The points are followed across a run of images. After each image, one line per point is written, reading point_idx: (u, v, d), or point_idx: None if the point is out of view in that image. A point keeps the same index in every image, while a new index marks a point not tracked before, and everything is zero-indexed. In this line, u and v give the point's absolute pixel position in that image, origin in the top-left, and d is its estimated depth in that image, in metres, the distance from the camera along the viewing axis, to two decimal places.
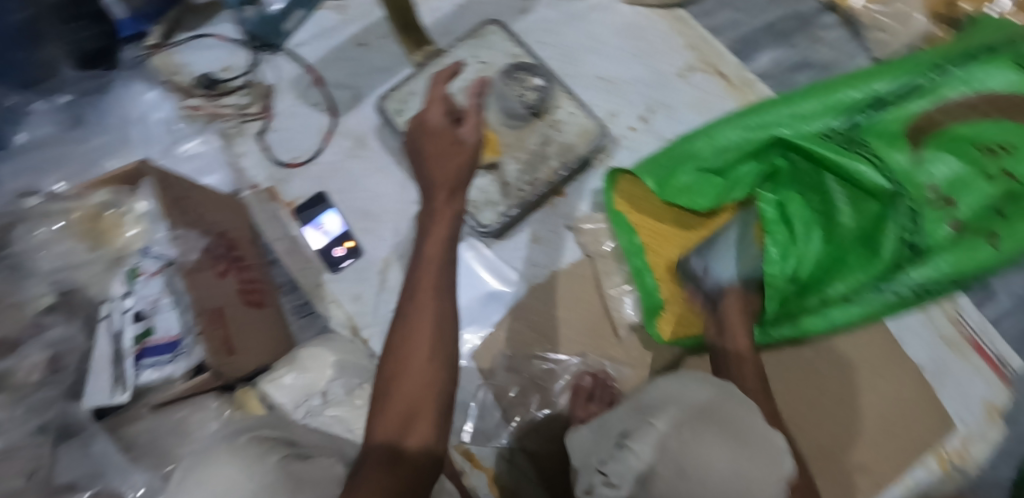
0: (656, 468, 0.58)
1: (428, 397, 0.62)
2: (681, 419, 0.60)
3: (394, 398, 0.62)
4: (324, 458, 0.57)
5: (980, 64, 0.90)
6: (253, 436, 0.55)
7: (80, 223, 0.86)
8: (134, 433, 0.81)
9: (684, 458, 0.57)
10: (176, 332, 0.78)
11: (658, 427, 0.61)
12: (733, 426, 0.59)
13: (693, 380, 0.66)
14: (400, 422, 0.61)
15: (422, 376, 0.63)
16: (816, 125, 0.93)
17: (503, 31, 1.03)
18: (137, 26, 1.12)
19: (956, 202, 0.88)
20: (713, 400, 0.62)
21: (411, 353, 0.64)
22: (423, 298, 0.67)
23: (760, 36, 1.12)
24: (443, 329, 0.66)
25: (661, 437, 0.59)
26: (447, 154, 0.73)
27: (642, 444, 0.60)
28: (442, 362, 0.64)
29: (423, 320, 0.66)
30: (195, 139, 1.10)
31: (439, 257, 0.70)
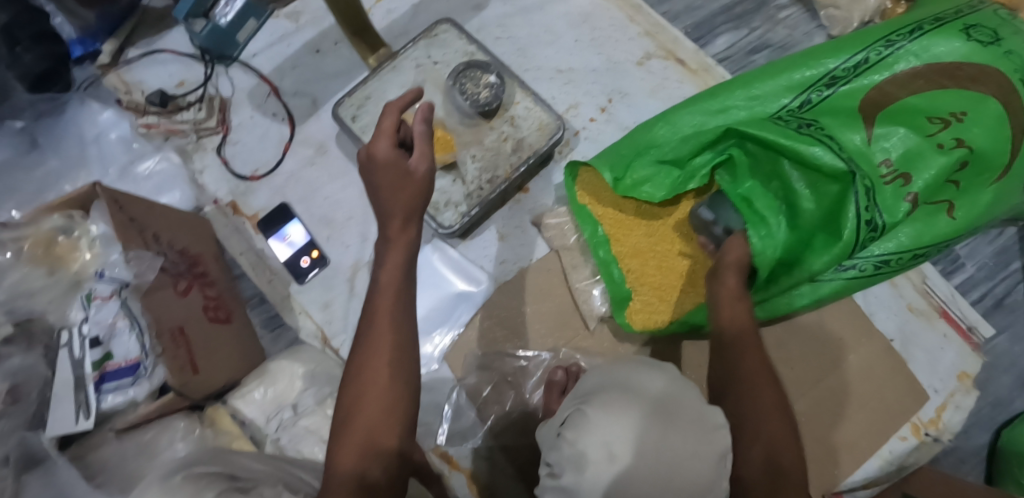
0: (587, 455, 0.59)
1: (391, 417, 0.64)
2: (611, 405, 0.61)
3: (353, 426, 0.64)
4: (266, 487, 0.57)
5: (928, 35, 0.90)
6: (187, 475, 0.55)
7: (33, 251, 0.85)
8: (101, 460, 0.81)
9: (613, 442, 0.59)
10: (135, 355, 0.78)
11: (592, 414, 0.61)
12: (668, 409, 0.61)
13: (631, 365, 0.67)
14: (360, 450, 0.63)
15: (381, 402, 0.64)
16: (771, 105, 0.95)
17: (456, 28, 1.02)
18: (88, 46, 1.11)
19: (913, 178, 0.86)
20: (647, 385, 0.63)
21: (371, 375, 0.65)
22: (379, 313, 0.67)
23: (716, 20, 1.12)
24: (401, 347, 0.66)
25: (590, 422, 0.60)
26: (398, 184, 0.69)
27: (575, 432, 0.61)
28: (402, 384, 0.65)
29: (382, 338, 0.66)
30: (153, 158, 1.06)
31: (400, 263, 0.68)
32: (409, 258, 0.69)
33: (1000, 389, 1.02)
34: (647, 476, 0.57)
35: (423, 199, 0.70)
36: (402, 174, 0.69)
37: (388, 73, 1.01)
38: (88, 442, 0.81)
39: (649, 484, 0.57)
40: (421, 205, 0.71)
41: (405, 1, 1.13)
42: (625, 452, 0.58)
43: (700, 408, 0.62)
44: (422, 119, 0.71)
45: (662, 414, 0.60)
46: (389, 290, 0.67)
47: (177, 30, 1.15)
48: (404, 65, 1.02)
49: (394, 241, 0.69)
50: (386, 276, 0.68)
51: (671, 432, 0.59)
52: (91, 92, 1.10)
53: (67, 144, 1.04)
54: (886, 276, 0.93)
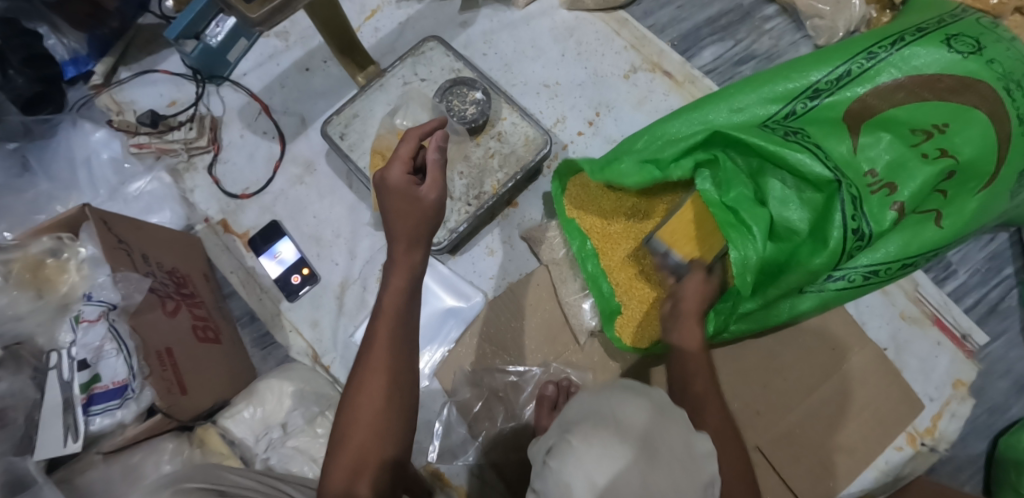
0: (572, 487, 0.56)
1: (383, 435, 0.65)
2: (597, 435, 0.58)
3: (347, 449, 0.64)
4: None
5: (909, 46, 0.91)
6: (178, 489, 0.54)
7: (21, 274, 0.85)
8: (88, 484, 0.80)
9: (596, 475, 0.56)
10: (123, 376, 0.78)
11: (578, 446, 0.58)
12: (653, 444, 0.57)
13: (618, 389, 0.63)
14: (350, 473, 0.62)
15: (374, 423, 0.65)
16: (755, 117, 0.95)
17: (442, 46, 1.03)
18: (80, 67, 1.12)
19: (899, 187, 0.86)
20: (634, 415, 0.60)
21: (366, 394, 0.65)
22: (377, 335, 0.68)
23: (701, 32, 1.13)
24: (396, 369, 0.67)
25: (575, 456, 0.57)
26: (407, 212, 0.70)
27: (560, 461, 0.58)
28: (395, 406, 0.66)
29: (377, 359, 0.66)
30: (144, 178, 1.07)
31: (403, 288, 0.69)
32: (411, 285, 0.70)
33: (995, 396, 1.01)
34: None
35: (429, 227, 0.71)
36: (409, 205, 0.70)
37: (374, 92, 1.02)
38: (75, 466, 0.80)
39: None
40: (426, 233, 0.71)
41: (393, 19, 1.14)
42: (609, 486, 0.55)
43: (682, 440, 0.59)
44: (435, 147, 0.71)
45: (647, 451, 0.57)
46: (386, 315, 0.69)
47: (169, 49, 1.16)
48: (391, 83, 1.02)
49: (396, 266, 0.70)
50: (386, 298, 0.69)
51: (655, 468, 0.56)
52: (83, 112, 1.11)
53: (57, 165, 1.05)
54: (874, 287, 0.93)
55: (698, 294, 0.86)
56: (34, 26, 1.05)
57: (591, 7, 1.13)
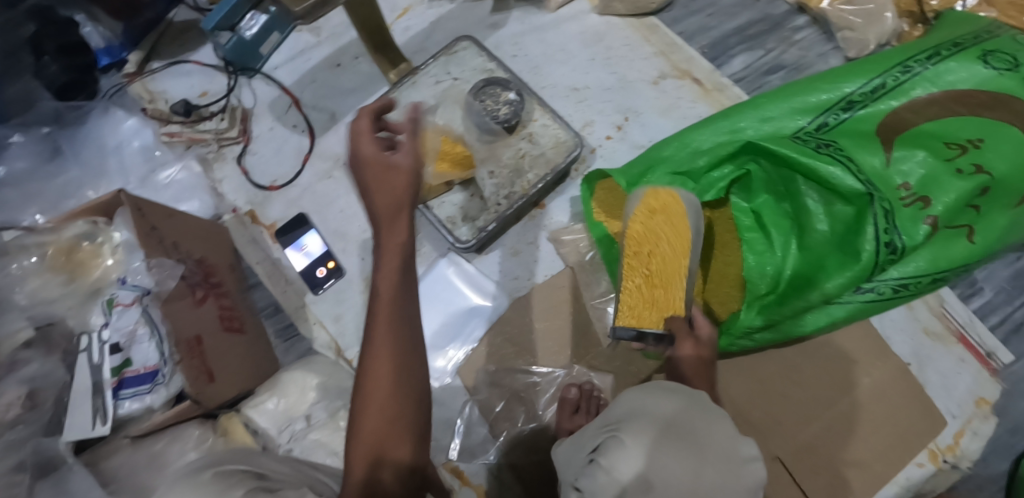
0: (625, 484, 0.55)
1: (396, 421, 0.63)
2: (644, 433, 0.57)
3: (361, 439, 0.62)
4: (292, 489, 0.57)
5: (943, 61, 0.91)
6: (218, 471, 0.56)
7: (54, 258, 0.86)
8: (112, 468, 0.81)
9: (650, 471, 0.54)
10: (154, 362, 0.79)
11: (628, 443, 0.57)
12: (700, 442, 0.56)
13: (657, 390, 0.63)
14: (369, 462, 0.61)
15: (386, 409, 0.63)
16: (786, 127, 0.96)
17: (475, 46, 1.03)
18: (114, 55, 1.14)
19: (932, 201, 0.86)
20: (678, 413, 0.59)
21: (374, 382, 0.63)
22: (378, 318, 0.65)
23: (731, 40, 1.12)
24: (401, 355, 0.64)
25: (628, 452, 0.56)
26: (380, 187, 0.67)
27: (611, 459, 0.57)
28: (405, 390, 0.64)
29: (381, 345, 0.64)
30: (175, 166, 1.07)
31: (400, 266, 0.66)
32: (404, 265, 0.66)
33: (1019, 416, 1.01)
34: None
35: (412, 193, 0.68)
36: (386, 171, 0.67)
37: (406, 90, 1.02)
38: (102, 450, 0.81)
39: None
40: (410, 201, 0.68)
41: (424, 18, 1.15)
42: (662, 483, 0.54)
43: (727, 442, 0.58)
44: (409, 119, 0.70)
45: (694, 448, 0.56)
46: (387, 302, 0.65)
47: (202, 41, 1.17)
48: (423, 81, 1.03)
49: (388, 245, 0.66)
50: (383, 279, 0.66)
51: (706, 467, 0.55)
52: (115, 99, 1.12)
53: (88, 151, 1.06)
54: (902, 300, 0.92)
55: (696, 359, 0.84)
56: (71, 13, 1.10)
57: (622, 13, 1.13)
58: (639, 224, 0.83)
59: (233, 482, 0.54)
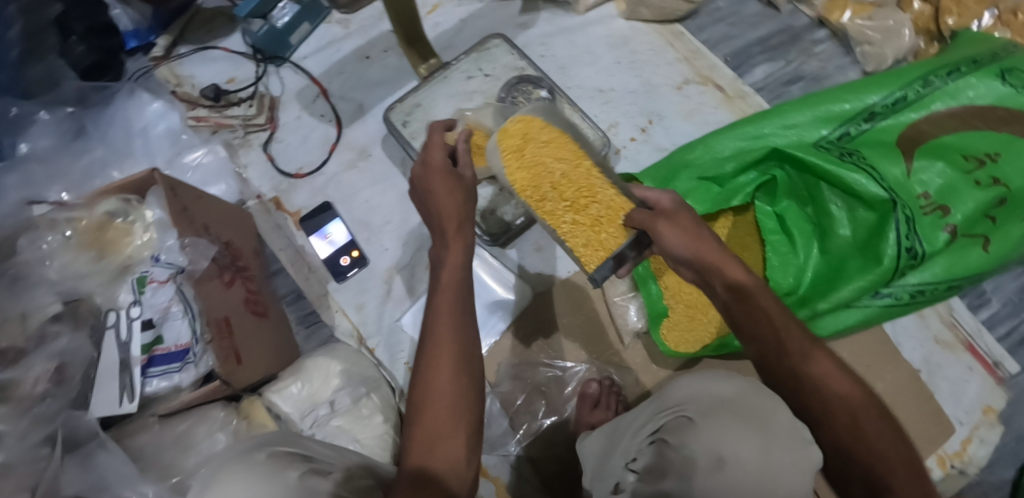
0: (694, 462, 0.59)
1: (454, 408, 0.64)
2: (708, 414, 0.62)
3: (421, 421, 0.63)
4: (344, 472, 0.61)
5: (962, 77, 0.94)
6: (271, 453, 0.58)
7: (85, 234, 0.86)
8: (138, 445, 0.81)
9: (720, 448, 0.58)
10: (186, 340, 0.79)
11: (695, 424, 0.62)
12: (763, 418, 0.59)
13: (717, 377, 0.66)
14: (426, 445, 0.62)
15: (446, 395, 0.64)
16: (809, 135, 0.98)
17: (507, 44, 1.05)
18: (142, 38, 1.14)
19: (951, 210, 0.89)
20: (738, 395, 0.62)
21: (435, 367, 0.65)
22: (444, 309, 0.68)
23: (753, 50, 1.15)
24: (462, 343, 0.67)
25: (696, 431, 0.61)
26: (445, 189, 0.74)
27: (679, 438, 0.62)
28: (465, 378, 0.65)
29: (444, 332, 0.66)
30: (201, 149, 1.07)
31: (460, 267, 0.71)
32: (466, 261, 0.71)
33: None
34: (750, 484, 0.57)
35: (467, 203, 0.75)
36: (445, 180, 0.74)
37: (437, 83, 1.03)
38: (127, 428, 0.80)
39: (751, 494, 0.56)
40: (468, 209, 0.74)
41: (454, 16, 1.16)
42: (733, 460, 0.58)
43: (791, 421, 0.59)
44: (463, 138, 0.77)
45: (759, 428, 0.58)
46: (452, 299, 0.69)
47: (230, 28, 1.17)
48: (454, 76, 1.04)
49: (451, 246, 0.72)
50: (446, 277, 0.70)
51: (774, 445, 0.57)
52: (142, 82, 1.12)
53: (115, 133, 1.06)
54: (918, 306, 0.94)
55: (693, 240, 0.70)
56: None
57: (648, 18, 1.15)
58: (523, 179, 0.76)
59: (285, 464, 0.56)
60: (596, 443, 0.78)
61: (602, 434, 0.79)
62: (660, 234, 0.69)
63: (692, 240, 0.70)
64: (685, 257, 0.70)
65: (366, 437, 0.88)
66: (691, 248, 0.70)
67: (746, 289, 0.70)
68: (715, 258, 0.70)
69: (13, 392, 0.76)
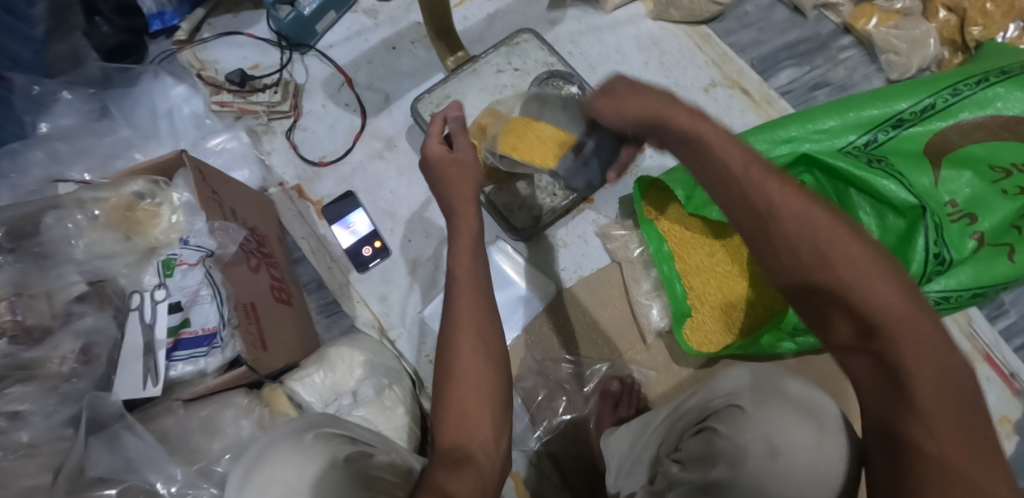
0: (746, 451, 0.62)
1: (478, 388, 0.62)
2: (762, 401, 0.64)
3: (446, 402, 0.61)
4: (384, 456, 0.61)
5: (991, 86, 0.95)
6: (319, 434, 0.58)
7: (113, 212, 0.85)
8: (164, 429, 0.81)
9: (774, 438, 0.61)
10: (213, 324, 0.79)
11: (745, 412, 0.64)
12: (812, 403, 0.63)
13: (758, 366, 0.70)
14: (456, 426, 0.61)
15: (469, 375, 0.62)
16: (838, 140, 1.00)
17: (537, 38, 1.05)
18: (165, 21, 1.12)
19: (978, 218, 0.90)
20: (784, 382, 0.66)
21: (456, 348, 0.63)
22: (462, 288, 0.67)
23: (780, 55, 1.16)
24: (483, 321, 0.65)
25: (750, 420, 0.63)
26: (455, 178, 0.72)
27: (728, 427, 0.64)
28: (486, 358, 0.63)
29: (463, 313, 0.65)
30: (223, 135, 1.06)
31: (470, 249, 0.69)
32: (476, 244, 0.70)
33: None
34: (806, 474, 0.59)
35: (474, 185, 0.73)
36: (455, 171, 0.73)
37: (467, 76, 1.04)
38: (151, 411, 0.81)
39: (806, 480, 0.59)
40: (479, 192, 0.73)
41: (482, 10, 1.16)
42: (785, 449, 0.61)
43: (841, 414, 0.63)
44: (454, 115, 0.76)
45: (815, 417, 0.62)
46: (468, 283, 0.67)
47: (255, 14, 1.16)
48: (485, 69, 1.04)
49: (461, 221, 0.71)
50: (459, 257, 0.69)
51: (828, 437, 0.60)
52: (165, 66, 1.11)
53: (139, 113, 1.05)
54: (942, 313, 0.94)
55: (637, 99, 0.67)
56: None
57: (676, 19, 1.15)
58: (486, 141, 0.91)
59: (332, 445, 0.57)
60: (625, 439, 0.81)
61: (631, 429, 0.81)
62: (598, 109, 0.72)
63: (638, 111, 0.66)
64: (626, 125, 0.69)
65: (389, 428, 0.88)
66: (625, 112, 0.68)
67: (710, 146, 0.60)
68: (663, 113, 0.64)
69: (41, 371, 0.76)
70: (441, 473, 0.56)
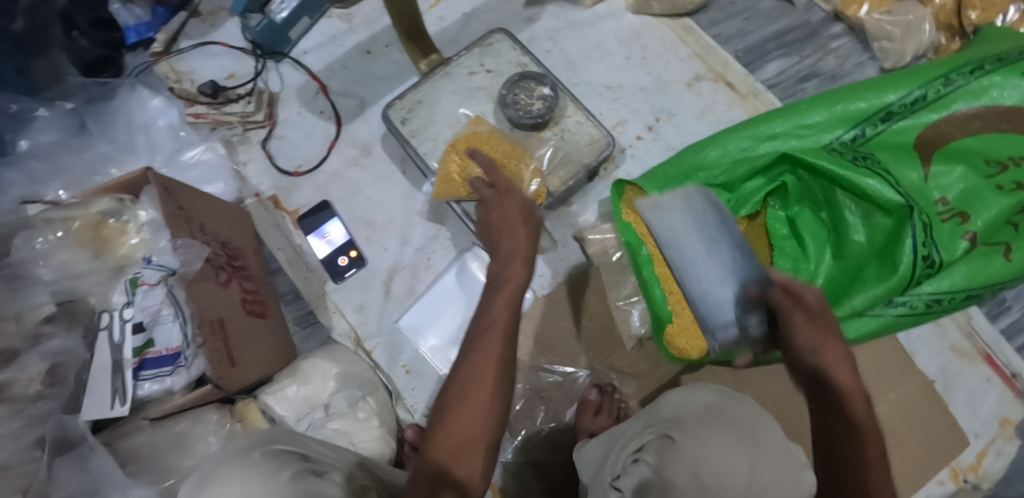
0: (674, 481, 0.64)
1: (483, 422, 0.60)
2: (697, 428, 0.67)
3: (445, 423, 0.59)
4: (336, 473, 0.62)
5: (987, 74, 0.90)
6: (265, 452, 0.59)
7: (80, 232, 0.86)
8: (132, 448, 0.82)
9: (703, 470, 0.63)
10: (177, 344, 0.80)
11: (678, 439, 0.67)
12: (737, 426, 0.67)
13: (708, 392, 0.73)
14: (448, 450, 0.58)
15: (480, 406, 0.60)
16: (824, 136, 0.95)
17: (510, 39, 1.02)
18: (141, 33, 1.12)
19: (971, 217, 0.86)
20: (729, 409, 0.69)
21: (475, 374, 0.61)
22: (493, 327, 0.63)
23: (767, 46, 1.11)
24: (505, 359, 0.62)
25: (679, 451, 0.66)
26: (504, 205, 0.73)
27: (659, 458, 0.67)
28: (502, 390, 0.61)
29: (494, 338, 0.63)
30: (199, 146, 1.05)
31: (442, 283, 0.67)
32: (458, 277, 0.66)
33: None
34: None
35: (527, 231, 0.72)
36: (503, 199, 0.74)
37: (439, 80, 1.01)
38: (121, 429, 0.81)
39: None
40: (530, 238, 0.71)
41: (458, 9, 1.14)
42: (713, 481, 0.63)
43: (784, 443, 0.66)
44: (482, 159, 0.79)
45: (752, 446, 0.65)
46: (497, 323, 0.64)
47: (230, 22, 1.15)
48: (457, 72, 1.01)
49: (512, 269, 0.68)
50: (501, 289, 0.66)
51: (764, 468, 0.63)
52: (142, 79, 1.11)
53: (116, 127, 1.04)
54: (936, 315, 0.90)
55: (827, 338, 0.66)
56: None
57: (658, 12, 1.11)
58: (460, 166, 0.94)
59: (279, 463, 0.58)
60: (596, 451, 0.78)
61: (602, 441, 0.79)
62: (794, 323, 0.66)
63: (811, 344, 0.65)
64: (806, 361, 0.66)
65: (363, 440, 0.88)
66: (818, 353, 0.65)
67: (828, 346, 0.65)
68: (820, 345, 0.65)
69: (9, 392, 0.77)
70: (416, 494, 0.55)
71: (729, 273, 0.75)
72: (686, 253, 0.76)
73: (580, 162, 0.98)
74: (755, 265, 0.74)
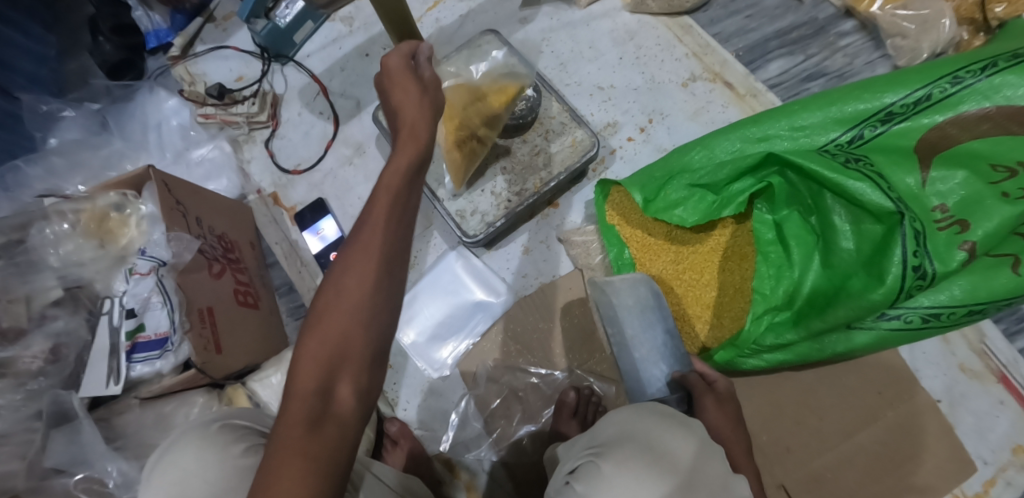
0: None
1: (359, 335, 0.57)
2: (642, 468, 0.60)
3: (318, 339, 0.57)
4: None
5: (999, 73, 0.83)
6: (224, 425, 0.66)
7: (87, 223, 0.92)
8: (122, 425, 0.88)
9: None
10: (164, 329, 0.83)
11: (609, 469, 0.61)
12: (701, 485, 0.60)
13: (675, 425, 0.64)
14: (320, 376, 0.56)
15: (355, 314, 0.57)
16: (817, 139, 0.91)
17: (498, 39, 1.02)
18: (160, 39, 1.19)
19: (971, 225, 0.79)
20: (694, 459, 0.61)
21: (349, 282, 0.58)
22: (365, 250, 0.59)
23: (770, 44, 1.07)
24: (385, 273, 0.59)
25: (606, 480, 0.60)
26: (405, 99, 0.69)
27: (587, 485, 0.61)
28: (382, 296, 0.59)
29: (370, 242, 0.60)
30: (207, 145, 1.12)
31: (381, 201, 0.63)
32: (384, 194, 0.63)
33: None
34: None
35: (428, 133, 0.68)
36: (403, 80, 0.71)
37: None
38: (116, 407, 0.87)
39: None
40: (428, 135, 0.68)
41: (455, 11, 1.15)
42: None
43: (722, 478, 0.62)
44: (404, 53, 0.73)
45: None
46: (376, 237, 0.60)
47: (241, 26, 1.21)
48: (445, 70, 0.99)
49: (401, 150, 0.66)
50: (378, 195, 0.62)
51: None
52: (161, 81, 1.17)
53: (132, 127, 1.12)
54: (934, 332, 0.84)
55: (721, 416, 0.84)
56: None
57: (655, 11, 1.09)
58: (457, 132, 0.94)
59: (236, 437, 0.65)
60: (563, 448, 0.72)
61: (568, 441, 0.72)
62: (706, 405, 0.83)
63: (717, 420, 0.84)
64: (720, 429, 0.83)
65: None
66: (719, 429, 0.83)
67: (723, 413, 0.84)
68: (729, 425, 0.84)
69: (11, 368, 0.84)
70: (293, 435, 0.53)
71: (663, 355, 0.88)
72: (626, 329, 0.89)
73: (564, 164, 0.99)
74: (681, 352, 0.88)
